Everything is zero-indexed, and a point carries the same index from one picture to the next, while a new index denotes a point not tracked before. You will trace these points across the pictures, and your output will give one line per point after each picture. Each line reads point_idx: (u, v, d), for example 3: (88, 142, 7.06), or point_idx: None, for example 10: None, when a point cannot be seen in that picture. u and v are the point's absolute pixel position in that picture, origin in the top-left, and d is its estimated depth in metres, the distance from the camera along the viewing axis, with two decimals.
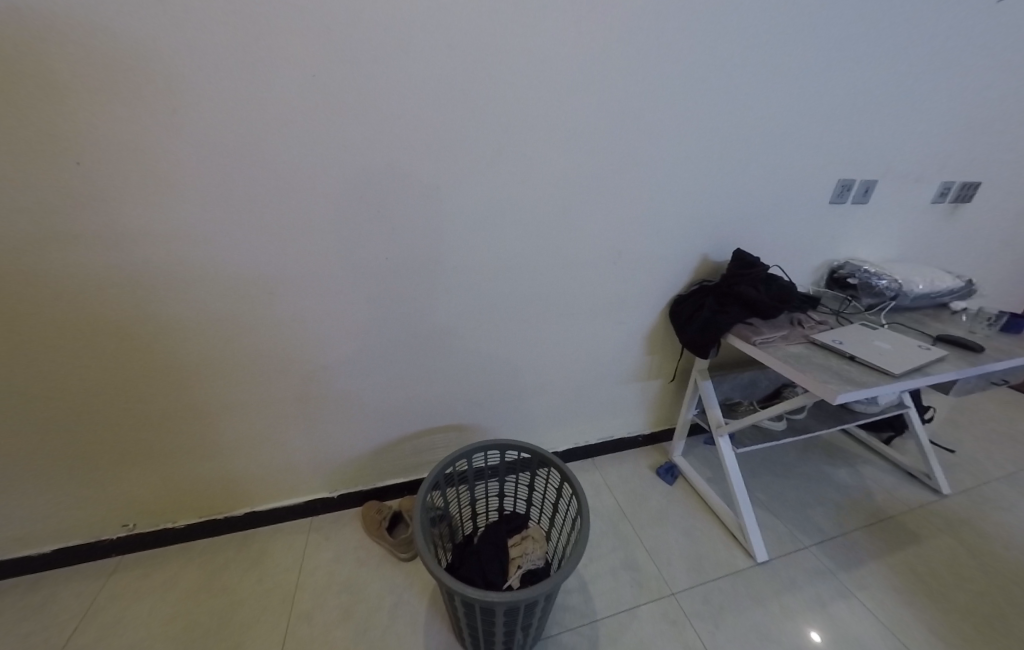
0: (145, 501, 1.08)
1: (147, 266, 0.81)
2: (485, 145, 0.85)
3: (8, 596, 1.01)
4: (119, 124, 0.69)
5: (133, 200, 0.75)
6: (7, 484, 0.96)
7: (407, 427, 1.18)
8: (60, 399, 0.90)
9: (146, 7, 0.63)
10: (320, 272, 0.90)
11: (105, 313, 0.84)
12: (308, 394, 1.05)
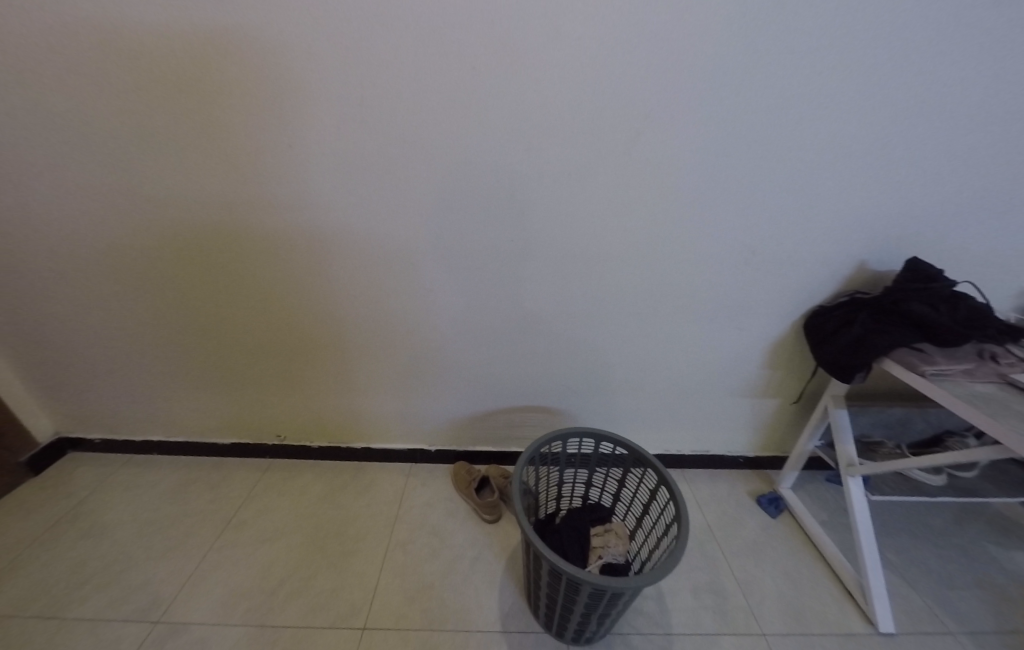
0: (293, 421, 1.32)
1: (320, 229, 0.97)
2: (624, 128, 0.83)
3: (199, 469, 1.33)
4: (314, 109, 0.83)
5: (319, 174, 0.90)
6: (210, 387, 1.26)
7: (502, 399, 1.24)
8: (245, 328, 1.14)
9: (348, 13, 0.74)
10: (450, 245, 0.98)
11: (288, 265, 1.03)
12: (422, 356, 1.17)
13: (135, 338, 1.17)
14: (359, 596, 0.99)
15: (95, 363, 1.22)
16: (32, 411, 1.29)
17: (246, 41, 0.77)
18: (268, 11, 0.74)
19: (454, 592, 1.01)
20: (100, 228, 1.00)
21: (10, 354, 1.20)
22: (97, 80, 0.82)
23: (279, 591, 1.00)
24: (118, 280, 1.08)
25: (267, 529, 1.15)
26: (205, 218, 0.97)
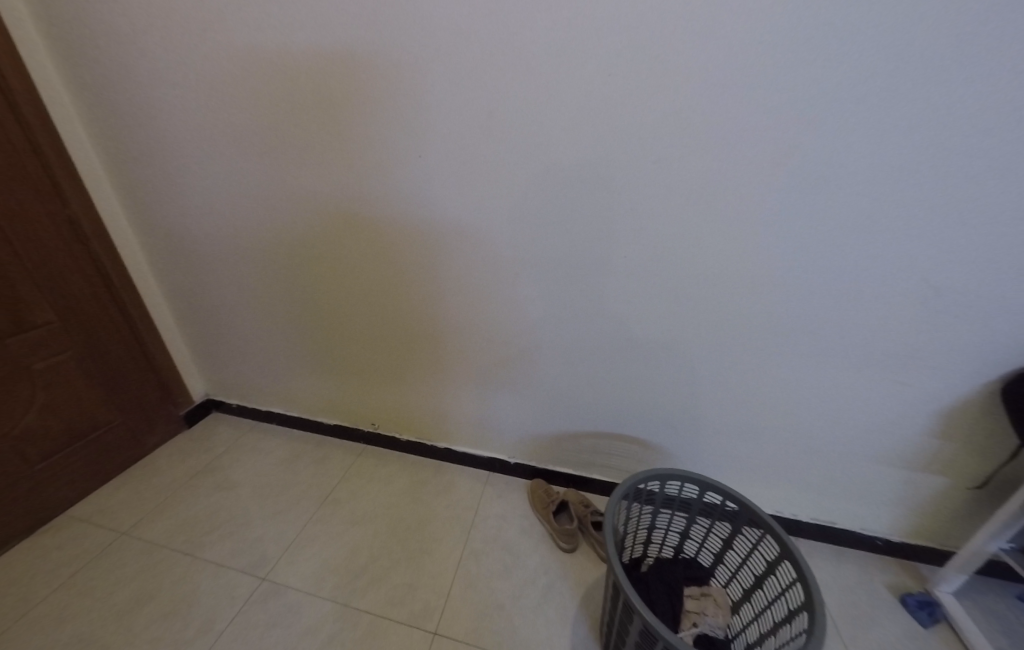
0: (388, 412, 1.40)
1: (435, 235, 1.02)
2: (780, 137, 0.73)
3: (307, 444, 1.48)
4: (444, 121, 0.87)
5: (442, 184, 0.94)
6: (323, 370, 1.39)
7: (590, 422, 1.18)
8: (359, 322, 1.24)
9: (489, 32, 0.76)
10: (556, 258, 0.96)
11: (402, 267, 1.10)
12: (514, 366, 1.16)
13: (272, 322, 1.35)
14: (432, 599, 1.00)
15: (241, 339, 1.42)
16: (192, 374, 1.56)
17: (396, 61, 0.83)
18: (417, 31, 0.79)
19: (525, 619, 0.96)
20: (259, 225, 1.16)
21: (184, 325, 1.46)
22: (273, 99, 0.95)
23: (363, 574, 1.06)
24: (267, 271, 1.24)
25: (356, 512, 1.22)
26: (340, 221, 1.08)
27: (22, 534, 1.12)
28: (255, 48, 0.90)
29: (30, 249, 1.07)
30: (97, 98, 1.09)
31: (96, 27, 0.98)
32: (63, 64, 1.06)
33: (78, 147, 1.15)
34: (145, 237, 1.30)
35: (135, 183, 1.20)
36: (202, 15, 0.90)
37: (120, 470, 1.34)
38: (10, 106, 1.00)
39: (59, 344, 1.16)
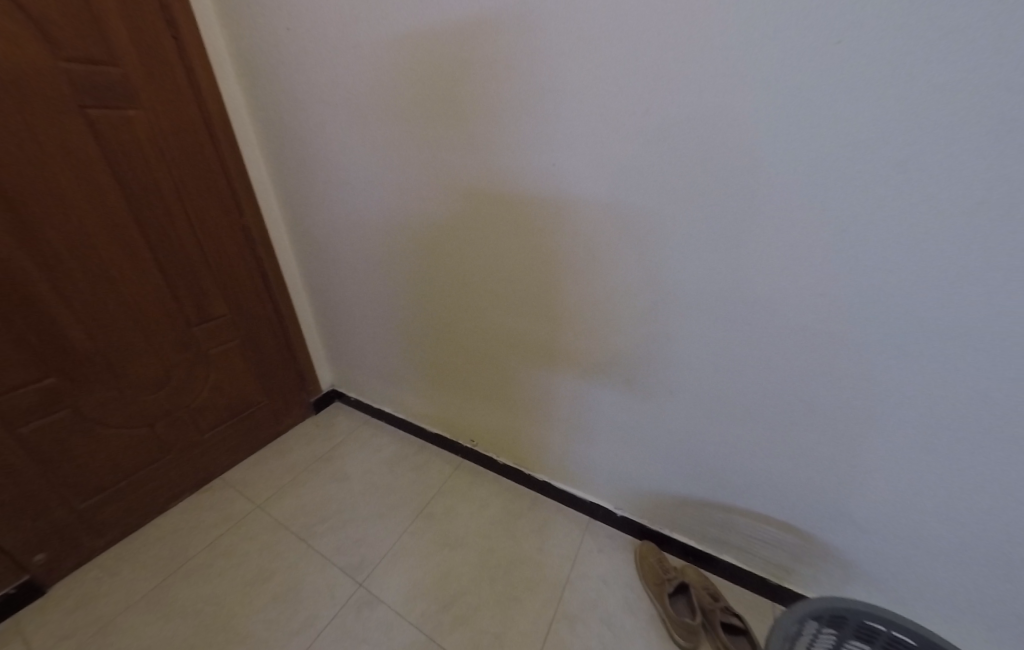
0: (490, 430, 1.35)
1: (560, 252, 0.92)
2: (1000, 147, 0.53)
3: (411, 448, 1.52)
4: (588, 126, 0.77)
5: (576, 196, 0.84)
6: (432, 379, 1.41)
7: (718, 492, 0.96)
8: (470, 336, 1.21)
9: (655, 23, 0.65)
10: (714, 288, 0.78)
11: (522, 283, 1.02)
12: (629, 403, 1.00)
13: (392, 327, 1.41)
14: None
15: (365, 340, 1.53)
16: (323, 365, 1.74)
17: (543, 62, 0.76)
18: (571, 29, 0.71)
19: None
20: (389, 235, 1.20)
21: (322, 322, 1.63)
22: (414, 110, 0.96)
23: (449, 608, 1.01)
24: (392, 279, 1.29)
25: (449, 534, 1.19)
26: (465, 235, 1.05)
27: (190, 490, 1.34)
28: (402, 63, 0.91)
29: (214, 253, 1.26)
30: (270, 122, 1.23)
31: (275, 58, 1.10)
32: (249, 94, 1.22)
33: (254, 165, 1.32)
34: (297, 244, 1.46)
35: (293, 196, 1.35)
36: (359, 33, 0.93)
37: (262, 445, 1.55)
38: (209, 132, 1.18)
39: (228, 334, 1.36)
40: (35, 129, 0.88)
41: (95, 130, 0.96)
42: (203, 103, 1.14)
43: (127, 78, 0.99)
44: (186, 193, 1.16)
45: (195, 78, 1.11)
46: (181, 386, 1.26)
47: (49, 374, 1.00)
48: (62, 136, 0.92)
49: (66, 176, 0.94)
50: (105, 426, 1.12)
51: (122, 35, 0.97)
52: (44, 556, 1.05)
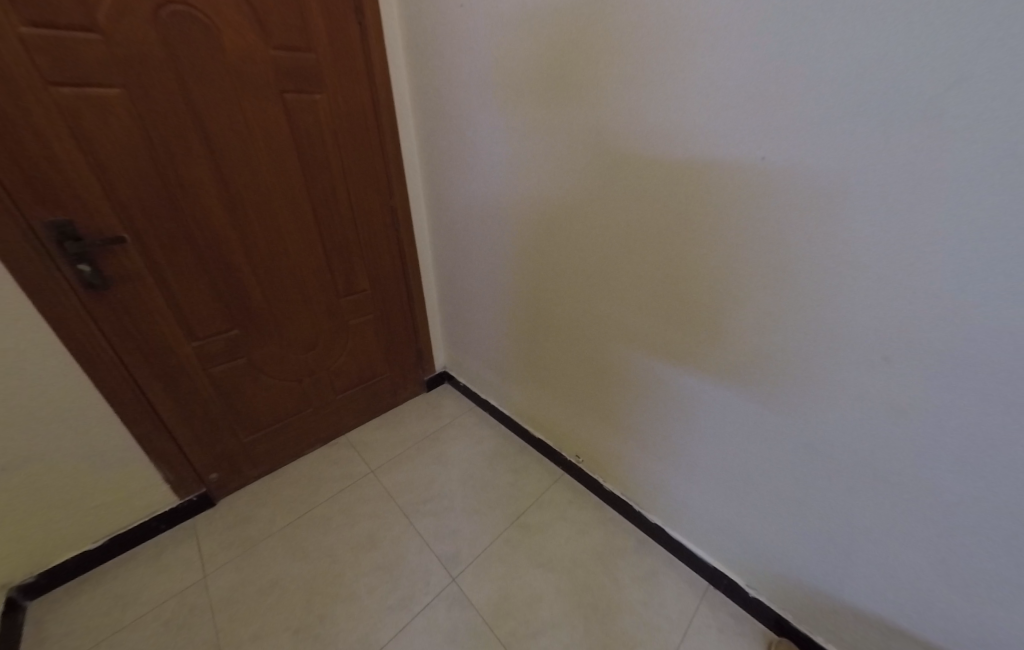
0: (599, 451, 1.24)
1: (741, 268, 0.74)
2: None
3: (512, 447, 1.50)
4: (811, 128, 0.59)
5: (769, 215, 0.67)
6: (545, 383, 1.34)
7: (834, 552, 0.79)
8: (596, 350, 1.11)
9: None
10: (895, 310, 0.59)
11: (669, 306, 0.88)
12: (737, 412, 0.84)
13: (513, 324, 1.37)
14: None
15: (485, 332, 1.52)
16: (439, 348, 1.81)
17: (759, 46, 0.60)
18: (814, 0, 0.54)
19: None
20: (526, 232, 1.15)
21: (446, 307, 1.67)
22: (585, 87, 0.84)
23: (539, 638, 0.95)
24: (523, 276, 1.24)
25: (544, 553, 1.13)
26: (589, 214, 0.95)
27: (320, 440, 1.53)
28: (576, 42, 0.82)
29: (366, 232, 1.35)
30: (430, 108, 1.24)
31: (446, 42, 1.08)
32: (414, 80, 1.24)
33: (409, 151, 1.36)
34: (435, 229, 1.50)
35: (440, 184, 1.36)
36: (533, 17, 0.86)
37: (379, 411, 1.68)
38: (377, 116, 1.22)
39: (367, 308, 1.46)
40: (246, 111, 0.99)
41: (289, 112, 1.06)
42: (375, 87, 1.19)
43: (318, 64, 1.06)
44: (351, 174, 1.23)
45: (371, 63, 1.16)
46: (326, 349, 1.40)
47: (234, 326, 1.17)
48: (264, 118, 1.02)
49: (263, 154, 1.05)
50: (267, 374, 1.29)
51: (318, 22, 1.03)
52: (216, 476, 1.30)
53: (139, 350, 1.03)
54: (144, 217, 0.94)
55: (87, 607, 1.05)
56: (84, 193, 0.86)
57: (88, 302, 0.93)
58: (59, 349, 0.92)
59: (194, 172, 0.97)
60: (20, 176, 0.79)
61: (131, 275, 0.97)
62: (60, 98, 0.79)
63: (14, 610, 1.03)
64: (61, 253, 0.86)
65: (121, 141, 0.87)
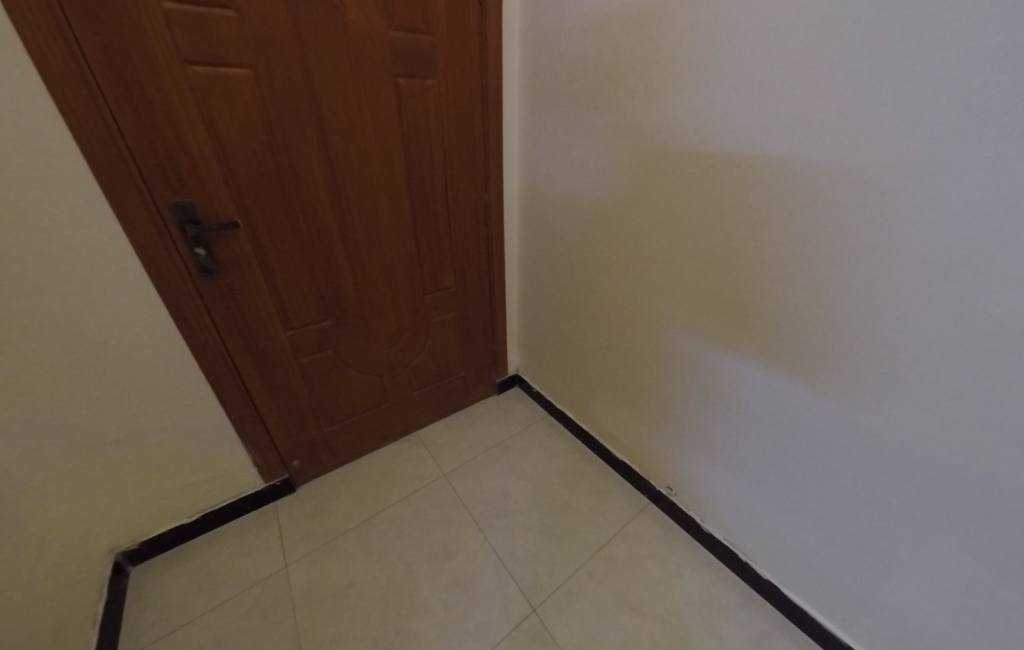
0: (699, 487, 1.11)
1: (952, 300, 0.60)
2: None
3: (590, 466, 1.39)
4: None
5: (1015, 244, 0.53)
6: (638, 404, 1.22)
7: (863, 559, 0.81)
8: (709, 376, 0.99)
9: None
10: (952, 318, 0.61)
11: (828, 338, 0.75)
12: (786, 408, 0.85)
13: (605, 335, 1.26)
14: None
15: (568, 340, 1.42)
16: (513, 351, 1.74)
17: None
18: None
19: None
20: (640, 237, 1.04)
21: (526, 310, 1.58)
22: (765, 73, 0.71)
23: None
24: (627, 284, 1.13)
25: (634, 594, 1.02)
26: (666, 208, 0.95)
27: (391, 435, 1.51)
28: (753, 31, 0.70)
29: (457, 228, 1.28)
30: (542, 100, 1.16)
31: (580, 27, 0.99)
32: (529, 67, 1.15)
33: (510, 144, 1.28)
34: (526, 228, 1.40)
35: (541, 180, 1.27)
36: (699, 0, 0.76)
37: (450, 411, 1.64)
38: (484, 104, 1.15)
39: (450, 306, 1.41)
40: (360, 96, 0.95)
41: (400, 99, 1.00)
42: (486, 72, 1.11)
43: (434, 47, 1.00)
44: (451, 166, 1.17)
45: (486, 47, 1.08)
46: (407, 346, 1.37)
47: (327, 317, 1.15)
48: (377, 104, 0.98)
49: (371, 141, 1.01)
50: (351, 367, 1.28)
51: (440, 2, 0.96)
52: (297, 462, 1.30)
53: (241, 336, 1.03)
54: (256, 204, 0.93)
55: (180, 581, 1.10)
56: (207, 176, 0.85)
57: (201, 286, 0.93)
58: (173, 331, 0.94)
59: (306, 159, 0.95)
60: (153, 157, 0.79)
61: (240, 261, 0.96)
62: (194, 78, 0.77)
63: (120, 573, 1.09)
64: (182, 236, 0.87)
65: (243, 125, 0.85)
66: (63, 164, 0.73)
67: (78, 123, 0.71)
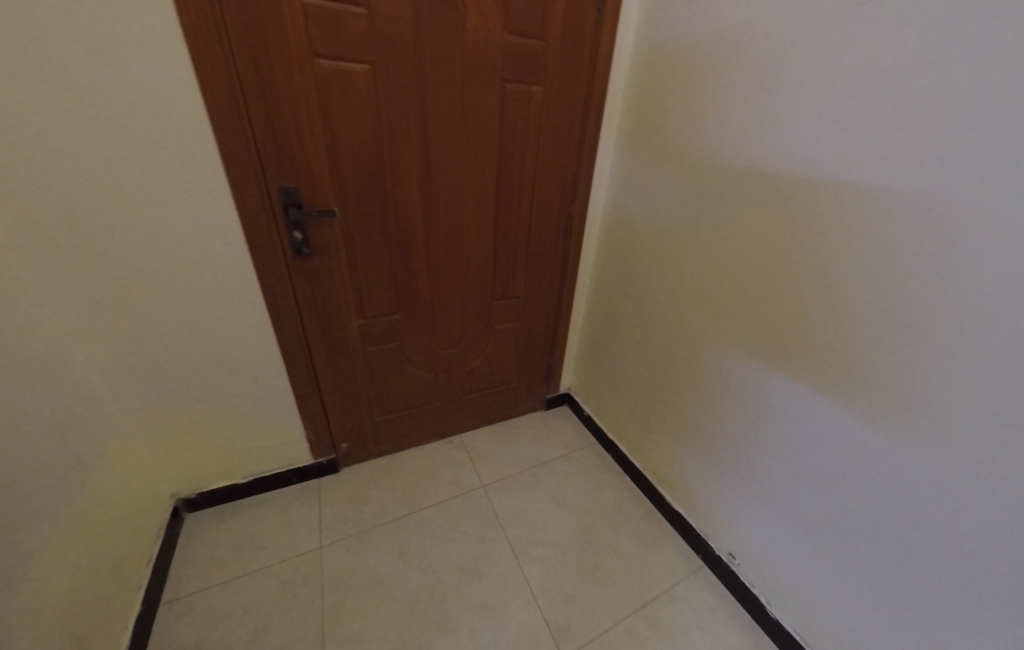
0: (769, 562, 0.98)
1: None
2: None
3: (637, 509, 1.30)
4: None
5: None
6: (705, 453, 1.11)
7: (863, 576, 0.79)
8: (801, 441, 0.86)
9: None
10: None
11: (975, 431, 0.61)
12: (811, 418, 0.83)
13: (677, 371, 1.16)
14: None
15: (632, 370, 1.33)
16: (568, 368, 1.67)
17: None
18: None
19: None
20: (736, 272, 0.93)
21: (590, 330, 1.51)
22: (939, 102, 0.58)
23: None
24: (711, 320, 1.02)
25: None
26: (776, 243, 0.84)
27: (437, 435, 1.50)
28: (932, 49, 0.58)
29: (536, 238, 1.25)
30: (645, 114, 1.09)
31: (706, 42, 0.90)
32: (637, 80, 1.08)
33: (602, 157, 1.22)
34: (606, 246, 1.34)
35: (630, 197, 1.20)
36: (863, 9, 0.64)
37: (496, 419, 1.61)
38: (584, 115, 1.11)
39: (515, 315, 1.38)
40: (466, 98, 0.95)
41: (503, 103, 0.99)
42: (592, 82, 1.06)
43: (545, 52, 0.97)
44: (540, 174, 1.14)
45: (596, 56, 1.04)
46: (467, 349, 1.35)
47: (397, 311, 1.17)
48: (480, 106, 0.97)
49: (468, 142, 1.00)
50: (411, 362, 1.29)
51: (558, 7, 0.94)
52: (346, 445, 1.33)
53: (318, 319, 1.07)
54: (353, 195, 0.95)
55: (227, 538, 1.16)
56: (314, 164, 0.89)
57: (292, 267, 0.97)
58: (260, 305, 0.99)
59: (405, 156, 0.96)
60: (271, 142, 0.83)
61: (329, 248, 0.99)
62: (318, 70, 0.81)
63: (178, 518, 1.17)
64: (284, 218, 0.91)
65: (354, 118, 0.87)
66: (196, 141, 0.78)
67: (214, 103, 0.76)
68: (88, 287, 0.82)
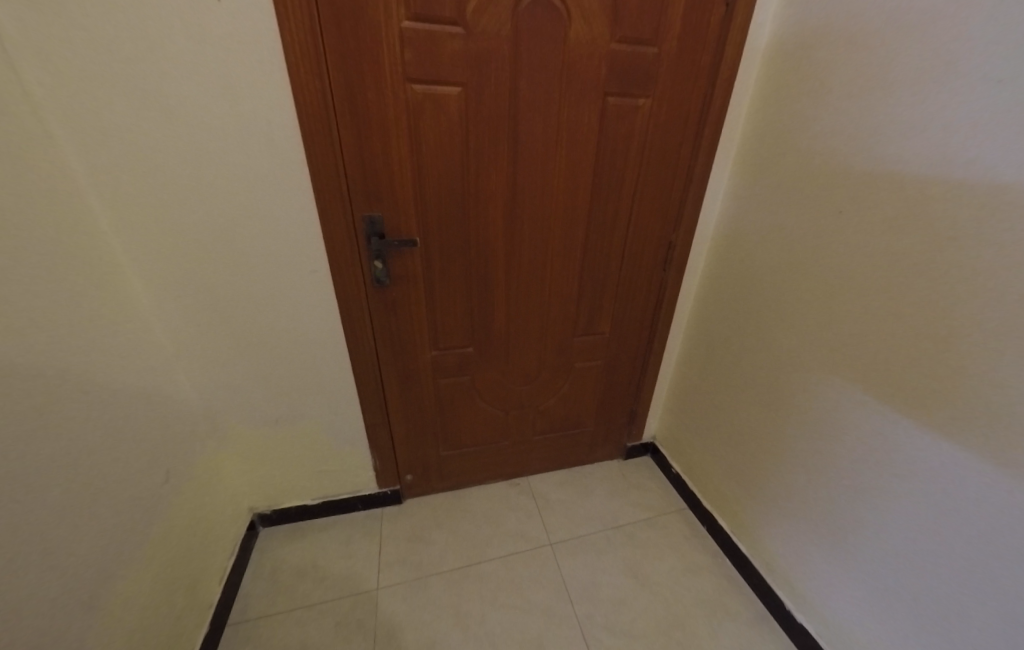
0: None
1: None
2: None
3: (744, 608, 1.05)
4: None
5: None
6: (846, 561, 0.84)
7: None
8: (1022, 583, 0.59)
9: None
10: None
11: None
12: (989, 498, 0.61)
13: (805, 444, 0.91)
14: None
15: (739, 432, 1.10)
16: (655, 414, 1.45)
17: None
18: None
19: None
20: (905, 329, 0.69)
21: (686, 375, 1.30)
22: None
23: None
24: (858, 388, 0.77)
25: None
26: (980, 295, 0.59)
27: (503, 475, 1.39)
28: None
29: (629, 269, 1.10)
30: (776, 125, 0.89)
31: (877, 28, 0.68)
32: (769, 87, 0.90)
33: (716, 178, 1.04)
34: (712, 280, 1.14)
35: (748, 225, 1.00)
36: None
37: (567, 465, 1.44)
38: (698, 131, 0.95)
39: (598, 353, 1.23)
40: (562, 117, 0.85)
41: (604, 120, 0.88)
42: (712, 92, 0.91)
43: (657, 61, 0.85)
44: (640, 198, 1.00)
45: (719, 61, 0.88)
46: (543, 387, 1.23)
47: (472, 344, 1.09)
48: (579, 125, 0.87)
49: (562, 165, 0.90)
50: (483, 397, 1.20)
51: (677, 8, 0.81)
52: (410, 477, 1.27)
53: (392, 349, 1.03)
54: (436, 223, 0.90)
55: (293, 560, 1.15)
56: (399, 192, 0.85)
57: (370, 297, 0.94)
58: (337, 333, 0.97)
59: (493, 181, 0.88)
60: (359, 169, 0.81)
61: (408, 277, 0.94)
62: (410, 95, 0.77)
63: (252, 531, 1.18)
64: (366, 247, 0.88)
65: (443, 143, 0.82)
66: (292, 170, 0.78)
67: (308, 133, 0.75)
68: (193, 306, 0.86)
